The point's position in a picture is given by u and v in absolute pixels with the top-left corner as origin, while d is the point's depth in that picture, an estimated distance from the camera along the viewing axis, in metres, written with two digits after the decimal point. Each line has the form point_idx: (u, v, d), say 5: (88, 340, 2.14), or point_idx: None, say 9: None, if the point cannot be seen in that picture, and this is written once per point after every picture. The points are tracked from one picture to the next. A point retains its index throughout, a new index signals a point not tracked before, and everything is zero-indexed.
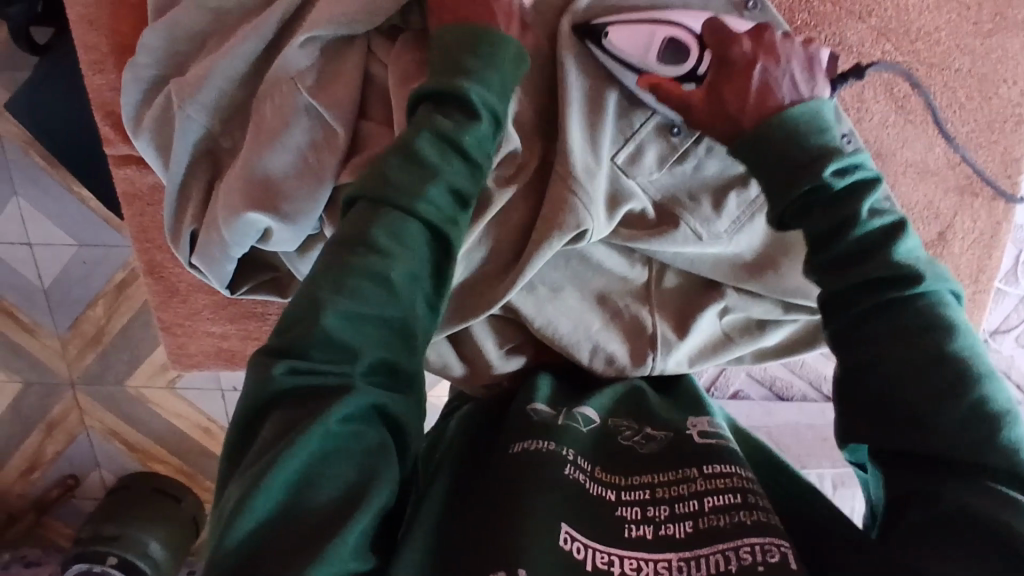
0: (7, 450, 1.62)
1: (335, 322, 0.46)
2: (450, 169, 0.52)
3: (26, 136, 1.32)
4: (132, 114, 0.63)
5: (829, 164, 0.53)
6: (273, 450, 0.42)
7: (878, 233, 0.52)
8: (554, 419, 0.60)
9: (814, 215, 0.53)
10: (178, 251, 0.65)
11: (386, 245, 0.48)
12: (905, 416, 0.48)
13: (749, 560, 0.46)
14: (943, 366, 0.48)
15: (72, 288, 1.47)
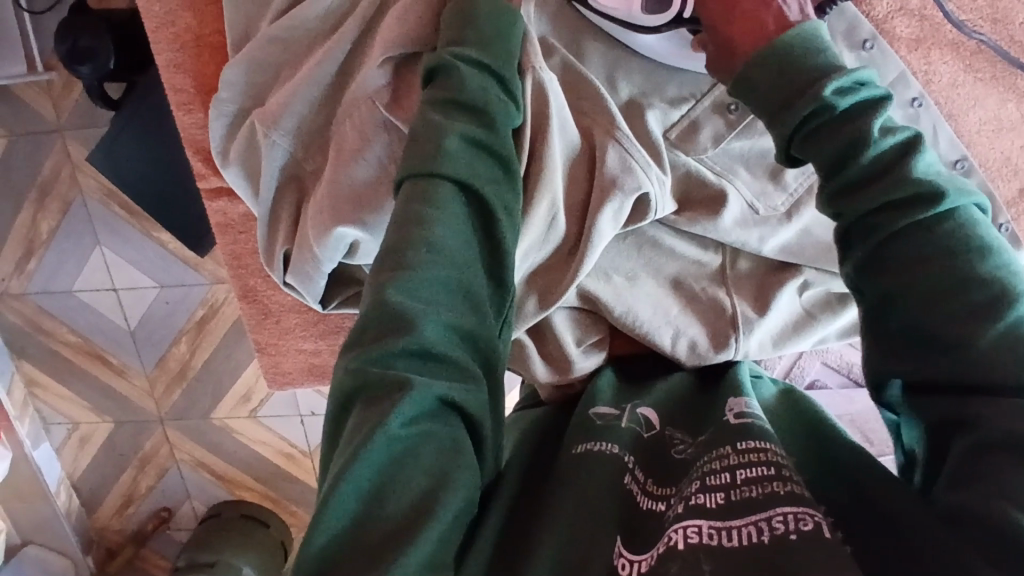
0: (103, 489, 1.70)
1: (399, 297, 0.45)
2: (467, 127, 0.53)
3: (107, 188, 1.41)
4: (220, 149, 0.67)
5: (832, 82, 0.45)
6: (347, 452, 0.41)
7: (896, 149, 0.45)
8: (618, 420, 0.62)
9: (822, 137, 0.46)
10: (272, 271, 0.69)
11: (436, 215, 0.48)
12: (953, 347, 0.43)
13: (781, 529, 0.45)
14: (972, 289, 0.42)
15: (156, 328, 1.55)
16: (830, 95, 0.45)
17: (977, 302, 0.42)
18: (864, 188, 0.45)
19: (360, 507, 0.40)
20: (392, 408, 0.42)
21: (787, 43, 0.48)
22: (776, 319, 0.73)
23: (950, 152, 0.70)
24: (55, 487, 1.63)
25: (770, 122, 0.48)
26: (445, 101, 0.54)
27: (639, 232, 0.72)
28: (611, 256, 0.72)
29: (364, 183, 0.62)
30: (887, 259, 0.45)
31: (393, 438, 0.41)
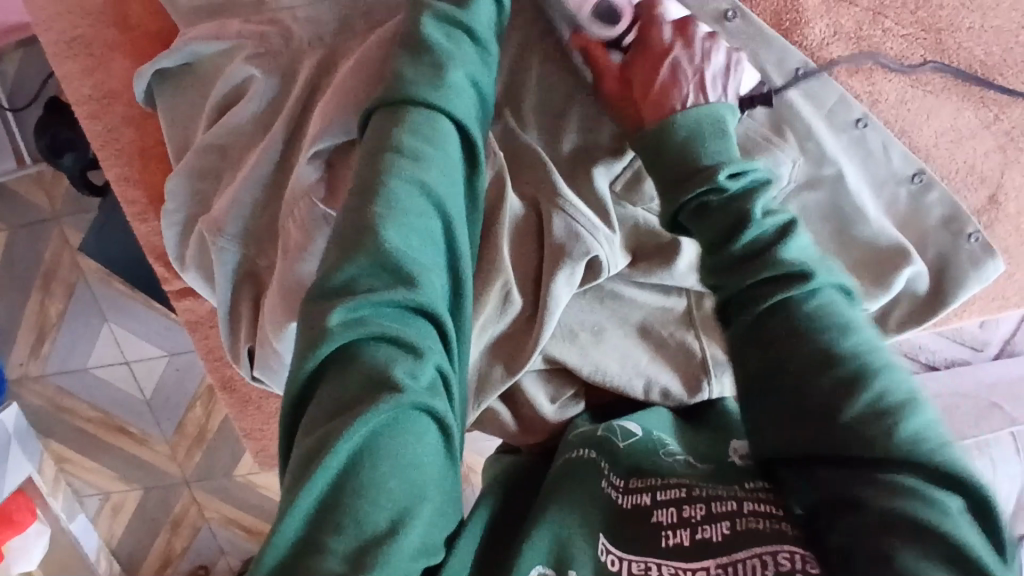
0: (140, 553, 1.73)
1: (343, 325, 0.44)
2: (420, 177, 0.51)
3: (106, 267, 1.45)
4: (176, 254, 0.68)
5: (723, 169, 0.55)
6: (292, 483, 0.39)
7: (773, 235, 0.54)
8: (594, 432, 0.64)
9: (710, 215, 0.55)
10: (240, 367, 0.70)
11: (390, 275, 0.47)
12: (826, 417, 0.47)
13: (787, 565, 0.45)
14: (837, 363, 0.48)
15: (171, 394, 1.58)
16: (723, 179, 0.55)
17: (839, 375, 0.48)
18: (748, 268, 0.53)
19: (308, 526, 0.39)
20: (351, 425, 0.40)
21: (682, 131, 0.58)
22: None
23: (906, 166, 0.69)
24: (94, 556, 1.67)
25: (663, 195, 0.58)
26: (382, 147, 0.52)
27: (597, 286, 0.71)
28: (573, 312, 0.71)
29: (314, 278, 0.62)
30: (764, 330, 0.51)
31: (335, 475, 0.40)
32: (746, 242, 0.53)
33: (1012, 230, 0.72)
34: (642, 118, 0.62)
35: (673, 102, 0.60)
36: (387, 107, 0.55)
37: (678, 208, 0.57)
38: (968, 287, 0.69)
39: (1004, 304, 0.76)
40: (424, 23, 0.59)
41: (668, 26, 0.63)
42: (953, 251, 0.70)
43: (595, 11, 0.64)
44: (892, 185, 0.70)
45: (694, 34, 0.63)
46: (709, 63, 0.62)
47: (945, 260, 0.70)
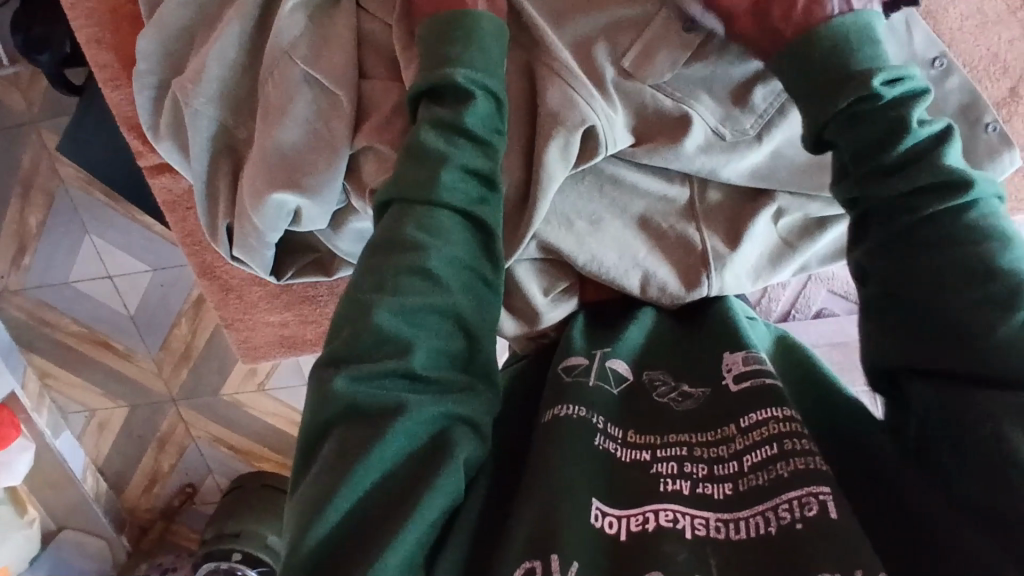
0: (127, 471, 1.73)
1: (390, 320, 0.48)
2: (463, 122, 0.53)
3: (85, 176, 1.40)
4: (150, 123, 0.64)
5: (877, 75, 0.50)
6: (348, 459, 0.45)
7: (929, 141, 0.50)
8: (587, 378, 0.60)
9: (860, 125, 0.50)
10: (217, 245, 0.67)
11: (409, 280, 0.49)
12: (957, 333, 0.46)
13: (788, 518, 0.47)
14: (970, 258, 0.47)
15: (155, 310, 1.55)
16: (881, 85, 0.50)
17: (969, 268, 0.46)
18: (897, 169, 0.50)
19: (353, 505, 0.44)
20: (386, 433, 0.45)
21: (828, 38, 0.52)
22: (751, 253, 0.69)
23: (927, 50, 0.64)
24: (82, 471, 1.67)
25: (808, 108, 0.53)
26: (415, 157, 0.52)
27: (596, 170, 0.69)
28: (571, 199, 0.68)
29: (299, 147, 0.60)
30: (912, 239, 0.49)
31: (391, 453, 0.45)
32: (909, 146, 0.50)
33: None
34: (784, 38, 0.55)
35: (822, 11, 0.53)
36: (428, 95, 0.55)
37: (826, 122, 0.52)
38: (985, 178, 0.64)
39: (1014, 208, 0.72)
40: (477, 20, 0.56)
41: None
42: (967, 140, 0.64)
43: None
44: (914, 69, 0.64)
45: None
46: None
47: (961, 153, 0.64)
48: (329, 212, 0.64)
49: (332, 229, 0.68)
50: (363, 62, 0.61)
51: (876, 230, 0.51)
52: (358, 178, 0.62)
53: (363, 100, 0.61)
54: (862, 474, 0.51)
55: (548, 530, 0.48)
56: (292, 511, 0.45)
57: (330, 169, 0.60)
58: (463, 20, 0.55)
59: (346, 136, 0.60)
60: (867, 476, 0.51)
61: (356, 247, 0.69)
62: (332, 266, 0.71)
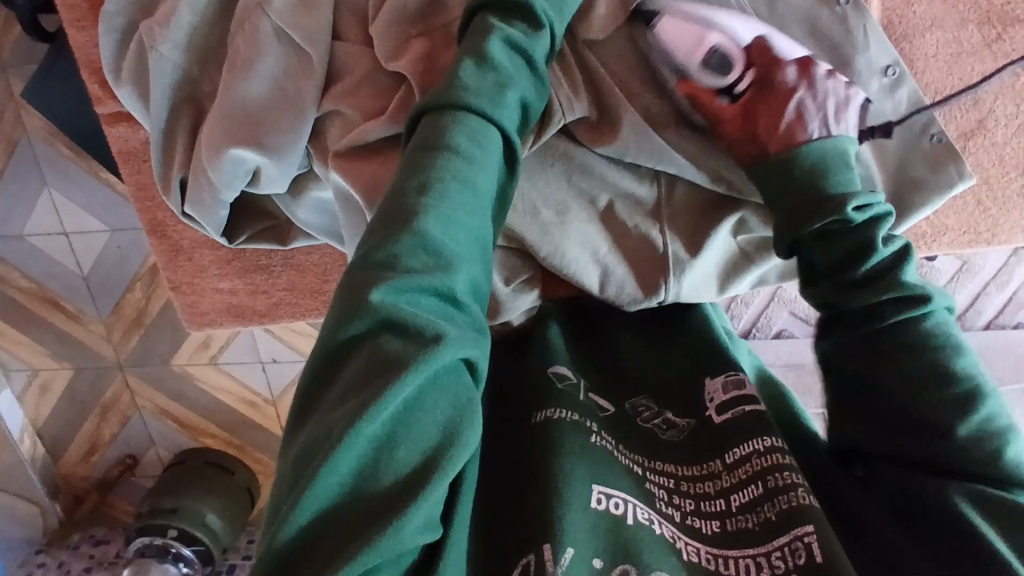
0: (65, 437, 1.66)
1: (437, 230, 0.41)
2: (529, 47, 0.52)
3: (49, 126, 1.35)
4: (111, 67, 0.62)
5: (852, 200, 0.53)
6: (362, 395, 0.35)
7: (893, 258, 0.54)
8: (576, 390, 0.60)
9: (838, 241, 0.54)
10: (169, 199, 0.64)
11: (451, 185, 0.43)
12: (933, 433, 0.52)
13: (781, 566, 0.50)
14: (941, 386, 0.52)
15: (110, 272, 1.50)
16: (852, 211, 0.53)
17: (935, 394, 0.52)
18: (863, 284, 0.54)
19: (360, 465, 0.35)
20: (420, 358, 0.36)
21: (808, 161, 0.56)
22: (708, 261, 0.69)
23: (881, 55, 0.64)
24: (18, 434, 1.60)
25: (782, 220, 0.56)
26: (482, 69, 0.49)
27: (566, 157, 0.67)
28: (540, 185, 0.67)
29: (263, 103, 0.58)
30: (874, 340, 0.54)
31: (410, 400, 0.36)
32: (875, 264, 0.53)
33: (995, 159, 0.68)
34: (765, 153, 0.59)
35: (801, 134, 0.57)
36: (489, 7, 0.54)
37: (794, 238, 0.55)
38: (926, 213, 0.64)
39: (973, 240, 0.72)
40: None
41: (791, 68, 0.61)
42: (912, 149, 0.65)
43: (705, 59, 0.62)
44: (867, 77, 0.63)
45: (815, 73, 0.61)
46: (830, 100, 0.60)
47: (907, 165, 0.64)
48: (290, 177, 0.62)
49: (290, 197, 0.65)
50: (340, 24, 0.59)
51: (834, 333, 0.56)
52: (321, 142, 0.60)
53: (334, 63, 0.59)
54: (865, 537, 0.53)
55: (547, 532, 0.49)
56: (280, 492, 0.36)
57: (294, 130, 0.58)
58: None
59: (313, 95, 0.58)
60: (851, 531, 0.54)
61: (314, 217, 0.67)
62: (287, 236, 0.69)
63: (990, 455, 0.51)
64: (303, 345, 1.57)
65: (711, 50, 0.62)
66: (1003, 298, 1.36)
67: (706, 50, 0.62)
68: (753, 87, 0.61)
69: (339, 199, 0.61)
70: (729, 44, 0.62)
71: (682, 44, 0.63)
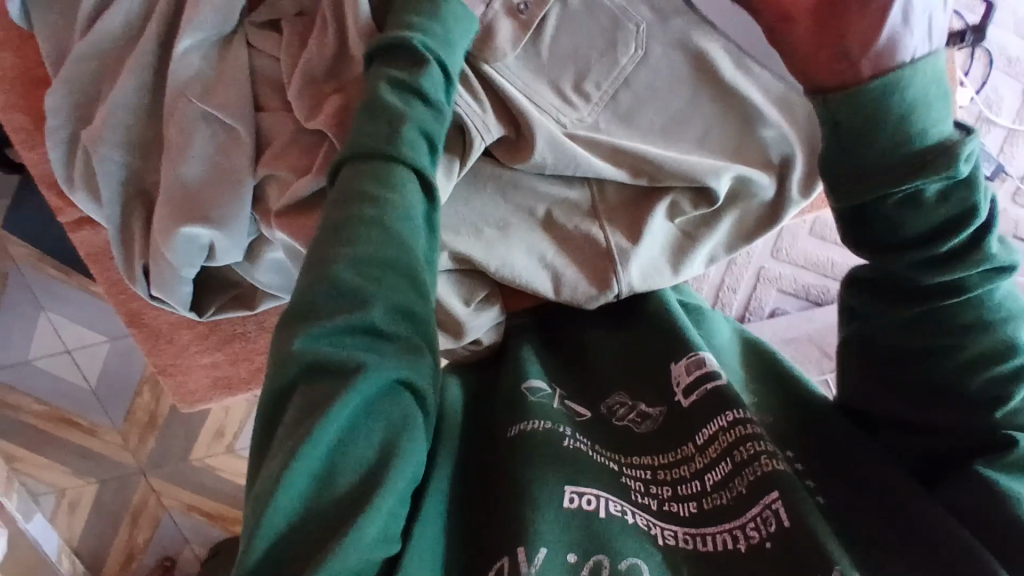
0: (101, 551, 1.68)
1: (351, 275, 0.45)
2: (419, 82, 0.54)
3: (37, 252, 1.41)
4: (63, 177, 0.67)
5: (961, 153, 0.45)
6: (299, 431, 0.41)
7: (966, 190, 0.47)
8: (550, 400, 0.63)
9: (906, 187, 0.46)
10: (137, 286, 0.69)
11: (363, 232, 0.47)
12: (944, 386, 0.53)
13: (756, 536, 0.50)
14: (966, 345, 0.51)
15: (117, 380, 1.55)
16: (958, 163, 0.45)
17: (963, 354, 0.52)
18: (894, 198, 0.47)
19: (308, 494, 0.41)
20: (343, 396, 0.42)
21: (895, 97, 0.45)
22: (651, 246, 0.73)
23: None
24: (56, 555, 1.60)
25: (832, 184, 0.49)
26: (380, 105, 0.53)
27: (496, 178, 0.72)
28: (477, 209, 0.71)
29: (203, 180, 0.63)
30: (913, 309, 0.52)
31: (344, 426, 0.42)
32: (960, 207, 0.47)
33: None
34: None
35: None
36: (383, 54, 0.57)
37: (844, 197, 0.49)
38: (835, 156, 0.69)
39: None
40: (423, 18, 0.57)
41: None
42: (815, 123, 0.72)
43: None
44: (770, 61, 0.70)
45: None
46: None
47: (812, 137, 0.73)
48: (243, 244, 0.66)
49: (249, 262, 0.70)
50: (260, 95, 0.64)
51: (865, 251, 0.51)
52: (264, 205, 0.65)
53: (261, 131, 0.63)
54: (854, 472, 0.54)
55: (511, 544, 0.50)
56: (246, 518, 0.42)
57: (236, 199, 0.63)
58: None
59: (247, 165, 0.62)
60: (843, 477, 0.54)
61: (274, 278, 0.71)
62: (253, 301, 0.73)
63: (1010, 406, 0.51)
64: None
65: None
66: (986, 228, 1.40)
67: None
68: None
69: (289, 255, 0.66)
70: None
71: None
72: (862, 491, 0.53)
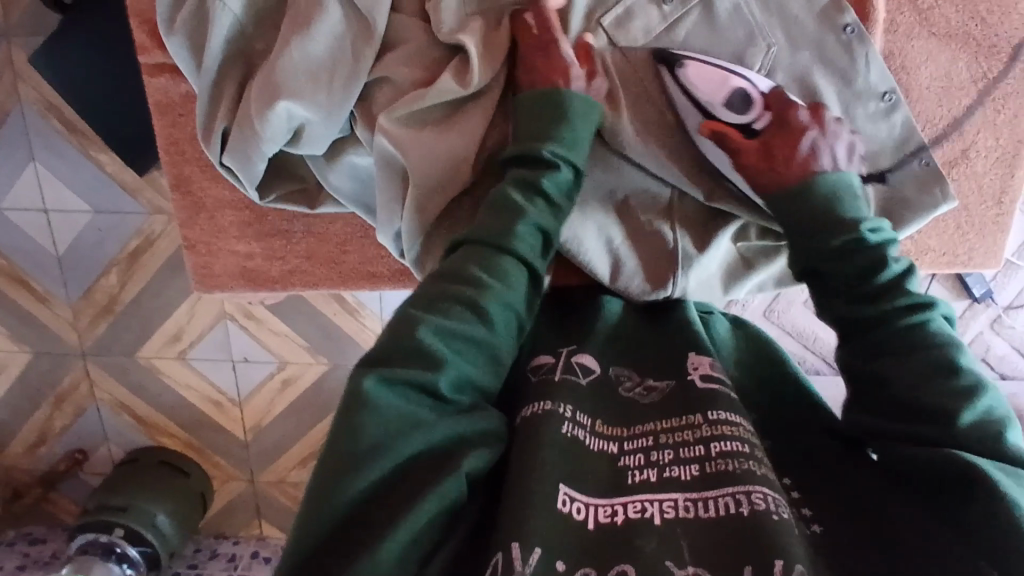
0: (14, 425, 1.59)
1: (432, 336, 0.50)
2: (545, 181, 0.59)
3: (46, 100, 1.33)
4: (165, 16, 0.63)
5: (863, 223, 0.58)
6: (363, 451, 0.45)
7: (879, 247, 0.58)
8: (554, 373, 0.60)
9: (817, 220, 0.60)
10: (207, 149, 0.65)
11: (458, 309, 0.52)
12: (929, 414, 0.51)
13: (762, 505, 0.47)
14: (919, 358, 0.53)
15: (87, 255, 1.47)
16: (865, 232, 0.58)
17: (922, 366, 0.52)
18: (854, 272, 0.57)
19: (358, 505, 0.45)
20: (400, 439, 0.47)
21: (822, 190, 0.61)
22: (712, 262, 0.73)
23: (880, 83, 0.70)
24: None
25: (794, 250, 0.61)
26: (499, 203, 0.58)
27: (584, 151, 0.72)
28: None
29: (320, 60, 0.61)
30: (878, 359, 0.55)
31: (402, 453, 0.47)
32: (886, 278, 0.57)
33: (974, 187, 0.75)
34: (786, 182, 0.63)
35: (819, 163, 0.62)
36: (515, 159, 0.61)
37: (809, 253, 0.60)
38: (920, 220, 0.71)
39: (951, 262, 0.78)
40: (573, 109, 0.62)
41: (806, 111, 0.66)
42: (903, 171, 0.71)
43: (728, 98, 0.67)
44: (866, 98, 0.70)
45: (825, 116, 0.67)
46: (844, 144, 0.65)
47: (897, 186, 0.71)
48: (331, 139, 0.64)
49: (324, 160, 0.68)
50: None
51: (839, 304, 0.59)
52: (368, 107, 0.63)
53: (392, 34, 0.63)
54: (858, 512, 0.51)
55: (511, 532, 0.46)
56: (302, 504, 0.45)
57: (347, 90, 0.61)
58: (561, 94, 0.62)
59: (369, 60, 0.61)
60: (852, 514, 0.51)
61: (347, 183, 0.69)
62: (316, 199, 0.71)
63: (991, 436, 0.49)
64: (278, 346, 1.56)
65: (735, 92, 0.67)
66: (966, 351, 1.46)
67: (729, 90, 0.67)
68: (771, 127, 0.66)
69: (382, 163, 0.63)
70: (753, 89, 0.67)
71: (706, 84, 0.68)
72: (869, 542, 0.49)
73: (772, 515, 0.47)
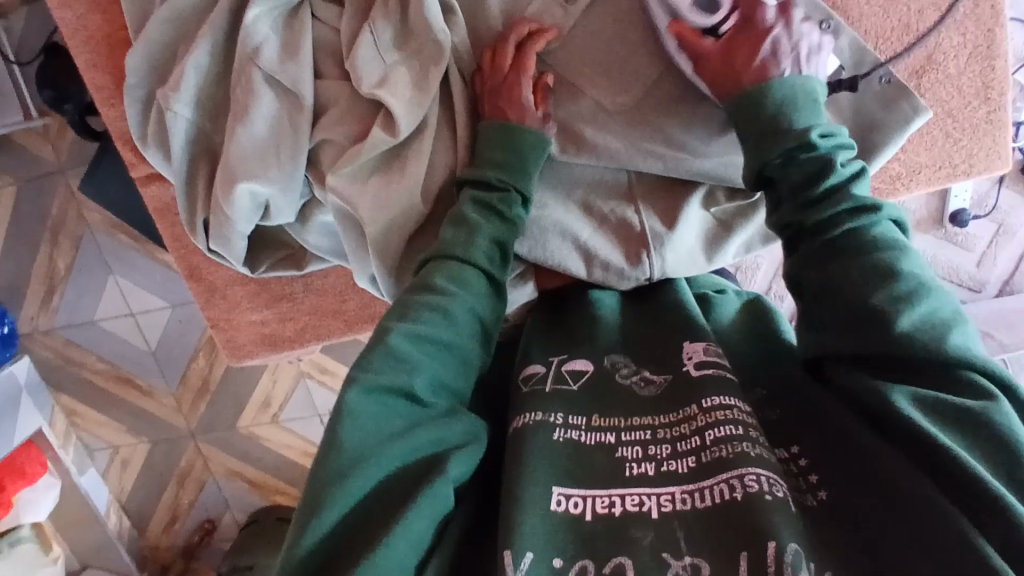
0: (149, 509, 1.77)
1: (404, 344, 0.55)
2: (497, 200, 0.64)
3: (110, 219, 1.50)
4: (137, 134, 0.72)
5: (813, 129, 0.58)
6: (353, 463, 0.49)
7: (848, 179, 0.57)
8: (544, 384, 0.62)
9: (794, 167, 0.58)
10: (196, 237, 0.74)
11: (428, 314, 0.57)
12: (876, 330, 0.51)
13: (756, 487, 0.47)
14: (884, 284, 0.51)
15: (175, 345, 1.63)
16: (814, 137, 0.58)
17: (884, 295, 0.51)
18: (816, 201, 0.57)
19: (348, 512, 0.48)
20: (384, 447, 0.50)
21: (775, 96, 0.60)
22: (687, 234, 0.72)
23: (813, 13, 0.68)
24: (105, 509, 1.70)
25: (749, 153, 0.61)
26: (455, 221, 0.63)
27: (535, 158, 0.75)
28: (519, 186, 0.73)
29: (264, 139, 0.67)
30: (831, 257, 0.55)
31: (390, 457, 0.51)
32: (832, 181, 0.56)
33: (954, 90, 0.70)
34: (740, 87, 0.63)
35: (773, 68, 0.61)
36: (471, 182, 0.66)
37: (765, 162, 0.60)
38: (895, 139, 0.68)
39: (951, 173, 0.73)
40: (523, 132, 0.67)
41: (773, 6, 0.63)
42: (862, 93, 0.68)
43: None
44: None
45: (790, 7, 0.64)
46: (803, 44, 0.63)
47: (862, 108, 0.69)
48: (297, 205, 0.70)
49: (299, 224, 0.73)
50: (319, 63, 0.68)
51: (800, 248, 0.57)
52: (318, 169, 0.69)
53: (320, 98, 0.67)
54: (830, 437, 0.52)
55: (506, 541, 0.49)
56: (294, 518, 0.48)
57: (292, 161, 0.67)
58: (514, 127, 0.66)
59: (306, 130, 0.66)
60: (839, 458, 0.50)
61: (324, 241, 0.74)
62: (303, 261, 0.77)
63: (936, 335, 0.49)
64: None
65: None
66: None
67: None
68: (734, 28, 0.64)
69: (339, 218, 0.68)
70: None
71: None
72: (864, 486, 0.48)
73: (765, 496, 0.47)
